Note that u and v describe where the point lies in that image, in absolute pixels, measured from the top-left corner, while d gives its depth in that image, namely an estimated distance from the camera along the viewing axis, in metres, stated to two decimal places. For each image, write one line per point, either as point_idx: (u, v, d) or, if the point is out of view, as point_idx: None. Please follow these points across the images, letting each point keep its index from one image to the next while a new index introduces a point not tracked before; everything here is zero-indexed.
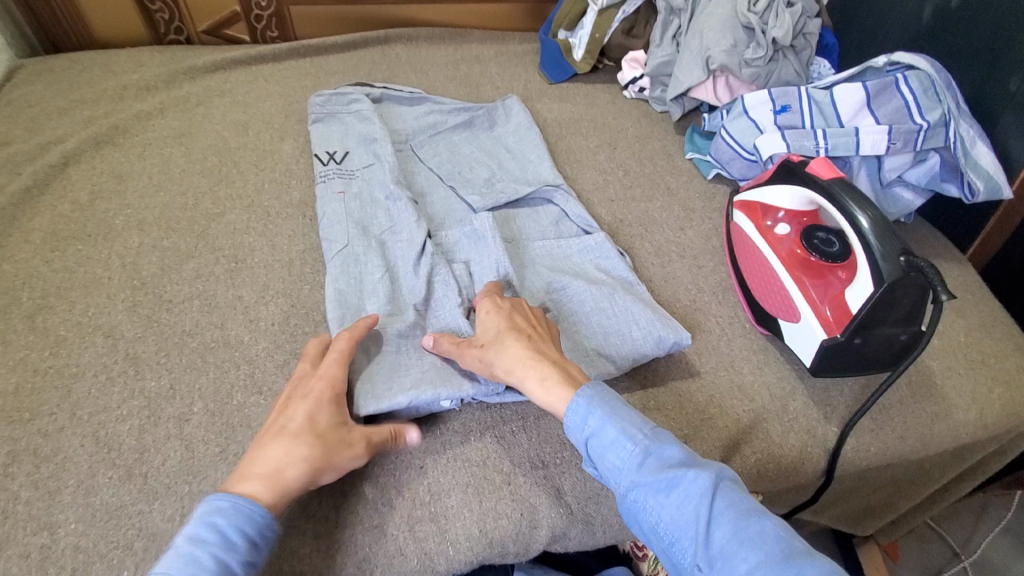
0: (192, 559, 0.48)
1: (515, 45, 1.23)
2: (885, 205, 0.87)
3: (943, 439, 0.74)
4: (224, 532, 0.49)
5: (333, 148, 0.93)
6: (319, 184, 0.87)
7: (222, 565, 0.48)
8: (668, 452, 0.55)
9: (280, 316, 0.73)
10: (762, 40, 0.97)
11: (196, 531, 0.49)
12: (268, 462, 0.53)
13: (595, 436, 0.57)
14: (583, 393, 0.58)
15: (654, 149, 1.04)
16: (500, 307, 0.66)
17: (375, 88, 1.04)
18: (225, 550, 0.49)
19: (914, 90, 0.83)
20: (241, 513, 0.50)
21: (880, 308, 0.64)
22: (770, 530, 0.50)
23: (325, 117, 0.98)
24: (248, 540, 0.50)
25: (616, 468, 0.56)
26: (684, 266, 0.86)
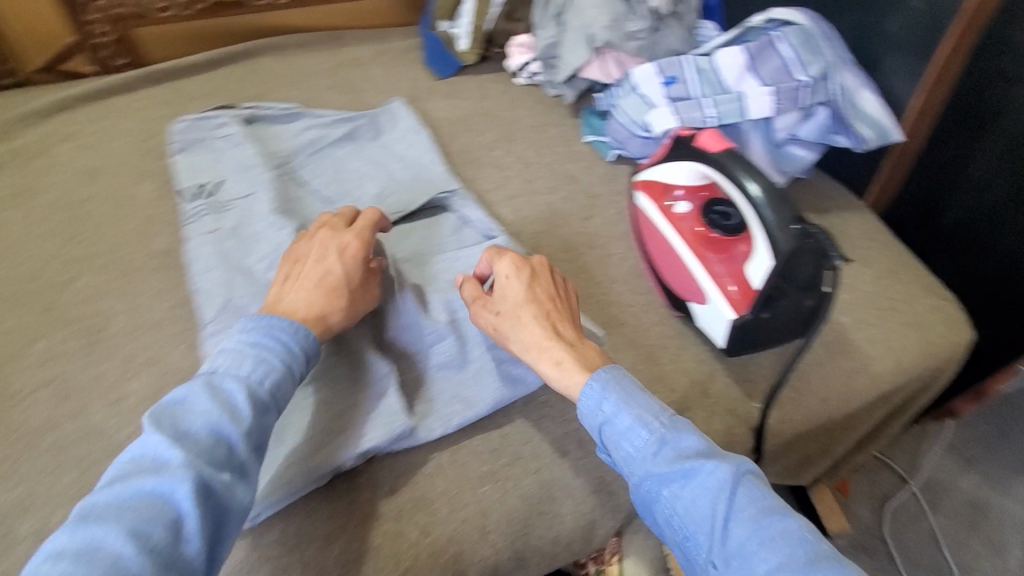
0: (262, 359, 0.53)
1: (396, 42, 1.15)
2: (781, 165, 0.86)
3: (864, 392, 0.75)
4: (287, 343, 0.55)
5: (203, 180, 0.82)
6: (189, 226, 0.77)
7: (287, 369, 0.54)
8: (684, 442, 0.53)
9: (150, 390, 0.65)
10: (642, 11, 0.94)
11: (257, 338, 0.54)
12: (309, 305, 0.58)
13: (611, 423, 0.55)
14: (596, 378, 0.57)
15: (552, 136, 0.99)
16: (520, 272, 0.64)
17: (244, 107, 0.93)
18: (287, 356, 0.54)
19: (793, 46, 0.81)
20: (298, 332, 0.56)
21: (783, 279, 0.63)
22: (792, 529, 0.48)
23: (192, 145, 0.87)
24: (298, 348, 0.55)
25: (631, 457, 0.54)
26: (593, 257, 0.82)
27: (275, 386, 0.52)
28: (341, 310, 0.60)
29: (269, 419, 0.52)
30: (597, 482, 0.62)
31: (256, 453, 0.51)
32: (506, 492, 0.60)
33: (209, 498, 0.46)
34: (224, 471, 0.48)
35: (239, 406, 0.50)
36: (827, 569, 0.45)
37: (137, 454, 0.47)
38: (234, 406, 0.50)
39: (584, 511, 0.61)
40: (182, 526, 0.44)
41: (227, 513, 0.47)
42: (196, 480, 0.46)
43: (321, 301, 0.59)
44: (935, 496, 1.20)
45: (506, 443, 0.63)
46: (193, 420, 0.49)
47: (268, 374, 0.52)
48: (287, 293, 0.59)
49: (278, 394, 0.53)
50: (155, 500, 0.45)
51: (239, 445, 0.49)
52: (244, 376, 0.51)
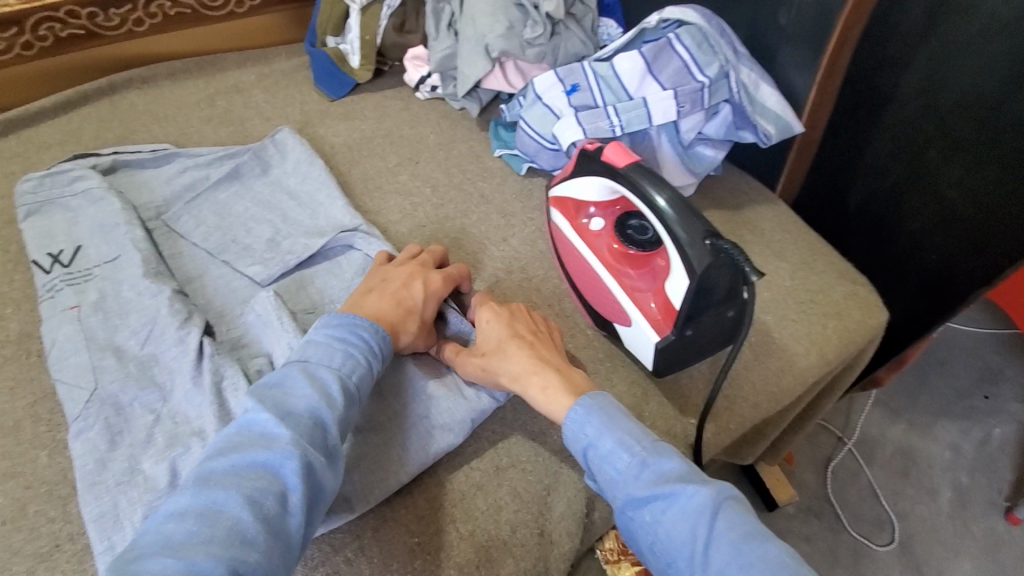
0: (349, 353, 0.55)
1: (282, 63, 1.06)
2: (692, 166, 0.85)
3: (793, 388, 0.75)
4: (369, 342, 0.57)
5: (59, 248, 0.72)
6: (44, 304, 0.67)
7: (370, 365, 0.56)
8: (667, 465, 0.50)
9: (8, 510, 0.55)
10: (537, 16, 0.89)
11: (344, 335, 0.56)
12: (386, 312, 0.61)
13: (594, 446, 0.52)
14: (581, 403, 0.54)
15: (459, 153, 0.94)
16: (500, 314, 0.63)
17: (103, 155, 0.82)
18: (370, 355, 0.57)
19: (688, 46, 0.80)
20: (376, 333, 0.58)
21: (700, 295, 0.61)
22: (774, 555, 0.43)
23: (42, 206, 0.76)
24: (377, 354, 0.57)
25: (613, 480, 0.50)
26: (513, 282, 0.78)
27: (360, 378, 0.55)
28: (409, 322, 0.62)
29: (355, 409, 0.54)
30: (538, 533, 0.58)
31: (343, 441, 0.52)
32: (440, 564, 0.54)
33: (311, 476, 0.47)
34: (321, 453, 0.49)
35: (333, 391, 0.52)
36: None
37: (244, 429, 0.49)
38: (328, 391, 0.52)
39: (527, 569, 0.56)
40: (290, 501, 0.46)
41: (323, 494, 0.48)
42: (302, 458, 0.47)
43: (394, 311, 0.62)
44: (870, 452, 1.25)
45: (435, 508, 0.57)
46: (295, 401, 0.51)
47: (356, 366, 0.55)
48: (364, 301, 0.62)
49: (362, 386, 0.55)
50: (265, 474, 0.46)
51: (334, 430, 0.51)
52: (337, 366, 0.54)
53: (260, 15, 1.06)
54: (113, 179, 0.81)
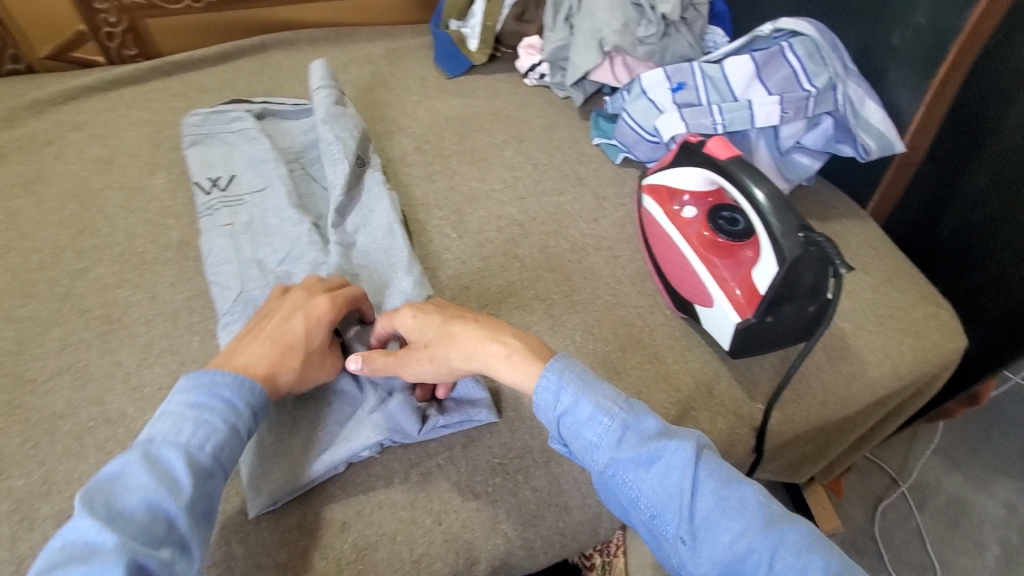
0: (204, 421, 0.51)
1: (407, 40, 1.15)
2: (786, 172, 0.89)
3: (861, 396, 0.77)
4: (231, 400, 0.53)
5: (216, 174, 0.84)
6: (203, 219, 0.78)
7: (235, 430, 0.52)
8: (645, 425, 0.54)
9: (167, 378, 0.66)
10: (652, 17, 0.95)
11: (202, 399, 0.52)
12: (265, 363, 0.57)
13: (569, 413, 0.55)
14: (551, 368, 0.56)
15: (561, 138, 1.01)
16: (422, 306, 0.62)
17: (255, 103, 0.94)
18: (234, 416, 0.52)
19: (799, 56, 0.83)
20: (243, 386, 0.54)
21: (786, 285, 0.65)
22: (750, 497, 0.50)
23: (203, 139, 0.88)
24: (251, 407, 0.53)
25: (594, 445, 0.54)
26: (601, 259, 0.84)
27: (217, 449, 0.50)
28: (291, 369, 0.58)
29: (213, 484, 0.50)
30: None
31: (201, 522, 0.48)
32: (517, 485, 0.62)
33: None
34: (164, 546, 0.45)
35: (178, 476, 0.48)
36: (782, 530, 0.48)
37: (65, 544, 0.43)
38: (173, 477, 0.48)
39: (590, 504, 0.63)
40: None
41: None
42: (132, 558, 0.43)
43: (274, 357, 0.57)
44: (921, 496, 1.22)
45: (517, 437, 0.64)
46: (127, 498, 0.46)
47: (211, 436, 0.50)
48: (243, 349, 0.57)
49: (223, 457, 0.51)
50: None
51: (180, 519, 0.46)
52: (183, 441, 0.49)
53: None
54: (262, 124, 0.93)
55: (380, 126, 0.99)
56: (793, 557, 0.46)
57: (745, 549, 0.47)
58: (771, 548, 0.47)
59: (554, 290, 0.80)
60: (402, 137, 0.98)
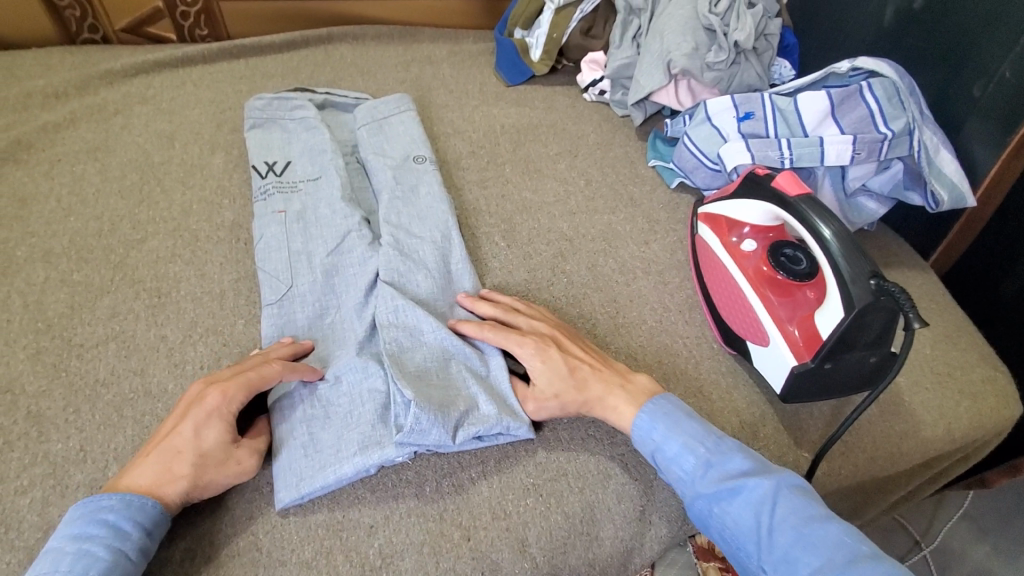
0: (83, 553, 0.47)
1: (469, 44, 1.15)
2: (850, 215, 0.86)
3: (910, 455, 0.74)
4: (116, 525, 0.49)
5: (273, 159, 0.84)
6: (257, 203, 0.79)
7: (120, 554, 0.48)
8: (730, 463, 0.57)
9: (209, 358, 0.65)
10: (724, 43, 0.93)
11: (86, 529, 0.49)
12: (158, 478, 0.52)
13: (660, 449, 0.59)
14: (646, 410, 0.60)
15: (616, 156, 0.99)
16: (547, 351, 0.63)
17: (317, 93, 0.95)
18: (118, 540, 0.49)
19: (878, 97, 0.80)
20: (131, 505, 0.50)
21: (851, 332, 0.62)
22: (832, 535, 0.51)
23: (265, 123, 0.88)
24: (140, 528, 0.50)
25: (680, 479, 0.58)
26: (649, 283, 0.82)
27: None
28: (187, 483, 0.52)
29: None
30: (639, 510, 0.61)
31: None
32: (549, 508, 0.60)
33: None
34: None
35: None
36: (864, 569, 0.48)
37: None
38: None
39: (622, 538, 0.60)
40: None
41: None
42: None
43: (164, 473, 0.52)
44: None
45: (552, 459, 0.62)
46: None
47: (89, 568, 0.47)
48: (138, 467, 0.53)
49: None
50: None
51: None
52: None
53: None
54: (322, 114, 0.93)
55: (437, 127, 0.99)
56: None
57: None
58: None
59: (600, 310, 0.78)
60: (457, 140, 0.97)
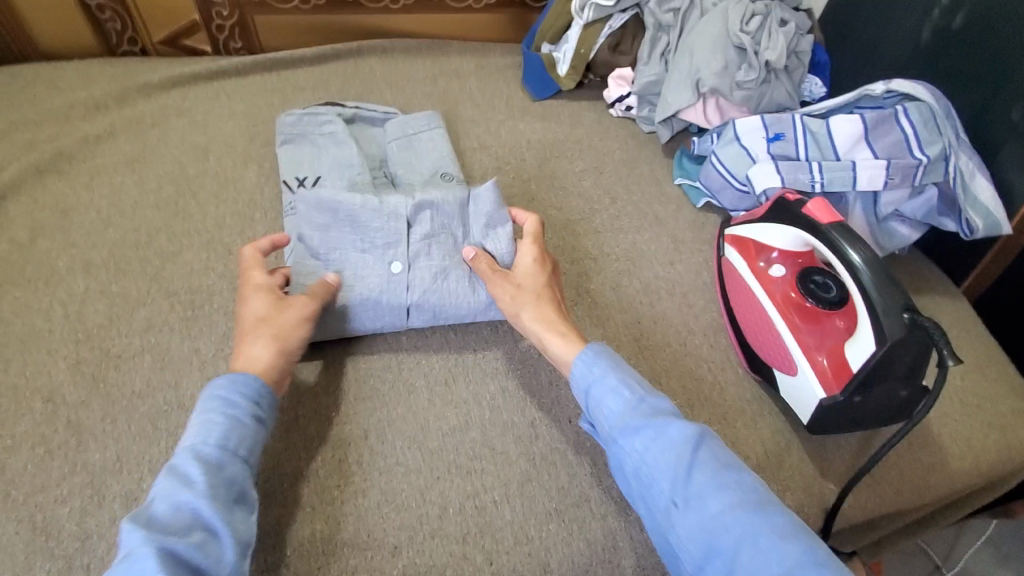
0: (205, 422, 0.53)
1: (496, 58, 1.16)
2: (880, 240, 0.84)
3: (939, 489, 0.72)
4: (230, 398, 0.55)
5: (304, 175, 0.86)
6: (289, 214, 0.81)
7: (236, 421, 0.54)
8: (660, 405, 0.57)
9: None
10: (754, 61, 0.92)
11: (204, 404, 0.55)
12: (249, 353, 0.60)
13: (597, 384, 0.59)
14: (590, 348, 0.61)
15: (642, 173, 0.99)
16: (543, 262, 0.71)
17: (347, 106, 0.96)
18: (235, 407, 0.55)
19: (913, 122, 0.79)
20: (236, 380, 0.56)
21: (883, 367, 0.61)
22: (748, 482, 0.51)
23: (295, 138, 0.90)
24: (249, 397, 0.56)
25: (610, 412, 0.57)
26: (674, 305, 0.82)
27: (222, 440, 0.52)
28: (269, 344, 0.60)
29: (231, 476, 0.51)
30: None
31: (228, 509, 0.49)
32: (571, 534, 0.60)
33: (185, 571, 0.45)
34: (193, 531, 0.47)
35: (193, 476, 0.49)
36: (774, 514, 0.49)
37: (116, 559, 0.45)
38: (189, 478, 0.49)
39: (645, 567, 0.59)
40: None
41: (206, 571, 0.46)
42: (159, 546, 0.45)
43: (252, 342, 0.60)
44: None
45: (575, 483, 0.63)
46: (158, 508, 0.48)
47: (213, 432, 0.52)
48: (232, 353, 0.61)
49: (233, 446, 0.53)
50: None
51: (202, 507, 0.48)
52: (189, 445, 0.51)
53: (490, 13, 1.16)
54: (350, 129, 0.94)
55: (463, 142, 1.00)
56: (775, 536, 0.47)
57: (732, 520, 0.49)
58: (759, 529, 0.48)
59: (624, 331, 0.78)
60: (483, 155, 0.98)
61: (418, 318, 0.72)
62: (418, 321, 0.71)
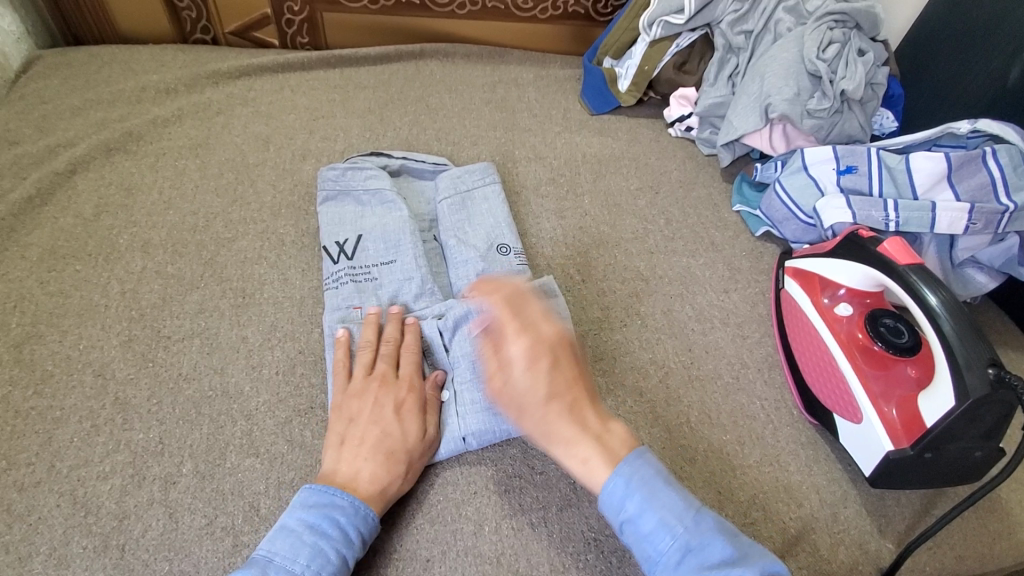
0: (319, 551, 0.49)
1: (557, 69, 1.14)
2: (953, 285, 0.80)
3: (1005, 561, 0.66)
4: (345, 530, 0.51)
5: (344, 238, 0.76)
6: (327, 296, 0.71)
7: (343, 561, 0.50)
8: (712, 548, 0.46)
9: (285, 364, 0.66)
10: (829, 90, 0.88)
11: (320, 523, 0.50)
12: (368, 475, 0.55)
13: (632, 523, 0.48)
14: (620, 472, 0.49)
15: (699, 197, 0.96)
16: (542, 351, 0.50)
17: (392, 157, 0.87)
18: (345, 546, 0.51)
19: (1002, 165, 0.74)
20: (359, 514, 0.52)
21: (960, 425, 0.56)
22: None
23: (338, 195, 0.80)
24: (361, 538, 0.52)
25: (652, 559, 0.47)
26: (727, 335, 0.78)
27: None
28: (397, 483, 0.56)
29: None
30: None
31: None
32: (609, 568, 0.57)
33: None
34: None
35: None
36: None
37: None
38: None
39: None
40: None
41: None
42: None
43: (381, 471, 0.55)
44: None
45: None
46: None
47: (322, 568, 0.48)
48: (342, 457, 0.56)
49: None
50: None
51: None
52: (295, 572, 0.47)
53: (554, 24, 1.15)
54: (394, 182, 0.85)
55: (518, 151, 0.98)
56: None
57: None
58: None
59: (673, 358, 0.75)
60: (538, 166, 0.96)
61: (478, 444, 0.62)
62: (478, 445, 0.62)
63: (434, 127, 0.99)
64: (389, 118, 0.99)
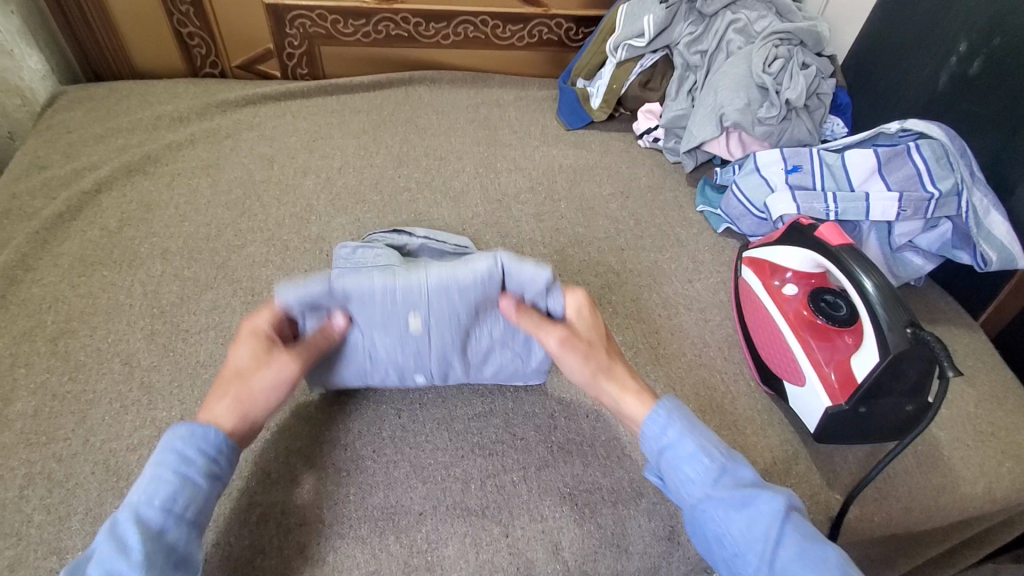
0: (158, 477, 0.52)
1: (535, 91, 1.25)
2: (895, 270, 0.88)
3: (948, 511, 0.73)
4: (183, 453, 0.54)
5: None
6: None
7: (186, 479, 0.53)
8: (741, 472, 0.59)
9: None
10: (776, 100, 0.98)
11: (160, 456, 0.54)
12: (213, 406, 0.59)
13: (672, 447, 0.60)
14: (664, 406, 0.62)
15: (666, 200, 1.05)
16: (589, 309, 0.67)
17: (413, 236, 0.82)
18: (188, 465, 0.54)
19: (926, 158, 0.84)
20: (196, 433, 0.56)
21: (886, 380, 0.64)
22: (833, 559, 0.53)
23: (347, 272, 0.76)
24: (203, 455, 0.54)
25: (690, 480, 0.59)
26: (691, 319, 0.86)
27: (169, 502, 0.52)
28: (235, 405, 0.58)
29: (173, 536, 0.51)
30: (668, 530, 0.64)
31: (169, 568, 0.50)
32: (583, 517, 0.63)
33: None
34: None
35: (134, 539, 0.49)
36: None
37: None
38: (129, 540, 0.49)
39: (651, 555, 0.62)
40: None
41: None
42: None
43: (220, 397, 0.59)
44: None
45: (589, 471, 0.67)
46: (100, 566, 0.48)
47: (160, 492, 0.52)
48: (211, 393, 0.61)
49: (177, 509, 0.52)
50: None
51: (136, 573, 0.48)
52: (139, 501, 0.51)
53: (532, 51, 1.27)
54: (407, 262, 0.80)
55: (500, 163, 1.08)
56: None
57: None
58: None
59: (642, 341, 0.83)
60: (518, 177, 1.06)
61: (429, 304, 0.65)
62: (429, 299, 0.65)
63: (423, 144, 1.09)
64: (382, 138, 1.09)
